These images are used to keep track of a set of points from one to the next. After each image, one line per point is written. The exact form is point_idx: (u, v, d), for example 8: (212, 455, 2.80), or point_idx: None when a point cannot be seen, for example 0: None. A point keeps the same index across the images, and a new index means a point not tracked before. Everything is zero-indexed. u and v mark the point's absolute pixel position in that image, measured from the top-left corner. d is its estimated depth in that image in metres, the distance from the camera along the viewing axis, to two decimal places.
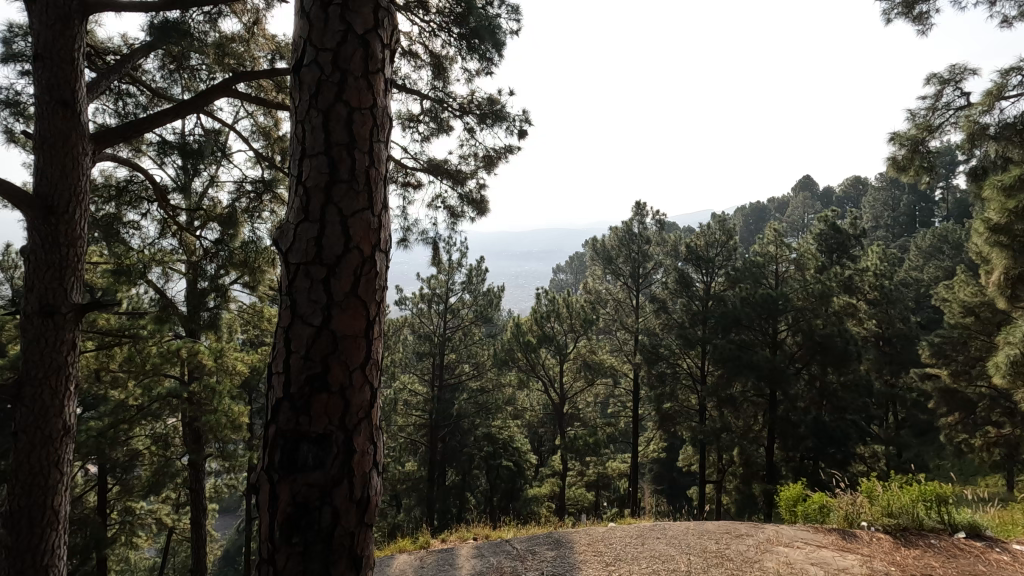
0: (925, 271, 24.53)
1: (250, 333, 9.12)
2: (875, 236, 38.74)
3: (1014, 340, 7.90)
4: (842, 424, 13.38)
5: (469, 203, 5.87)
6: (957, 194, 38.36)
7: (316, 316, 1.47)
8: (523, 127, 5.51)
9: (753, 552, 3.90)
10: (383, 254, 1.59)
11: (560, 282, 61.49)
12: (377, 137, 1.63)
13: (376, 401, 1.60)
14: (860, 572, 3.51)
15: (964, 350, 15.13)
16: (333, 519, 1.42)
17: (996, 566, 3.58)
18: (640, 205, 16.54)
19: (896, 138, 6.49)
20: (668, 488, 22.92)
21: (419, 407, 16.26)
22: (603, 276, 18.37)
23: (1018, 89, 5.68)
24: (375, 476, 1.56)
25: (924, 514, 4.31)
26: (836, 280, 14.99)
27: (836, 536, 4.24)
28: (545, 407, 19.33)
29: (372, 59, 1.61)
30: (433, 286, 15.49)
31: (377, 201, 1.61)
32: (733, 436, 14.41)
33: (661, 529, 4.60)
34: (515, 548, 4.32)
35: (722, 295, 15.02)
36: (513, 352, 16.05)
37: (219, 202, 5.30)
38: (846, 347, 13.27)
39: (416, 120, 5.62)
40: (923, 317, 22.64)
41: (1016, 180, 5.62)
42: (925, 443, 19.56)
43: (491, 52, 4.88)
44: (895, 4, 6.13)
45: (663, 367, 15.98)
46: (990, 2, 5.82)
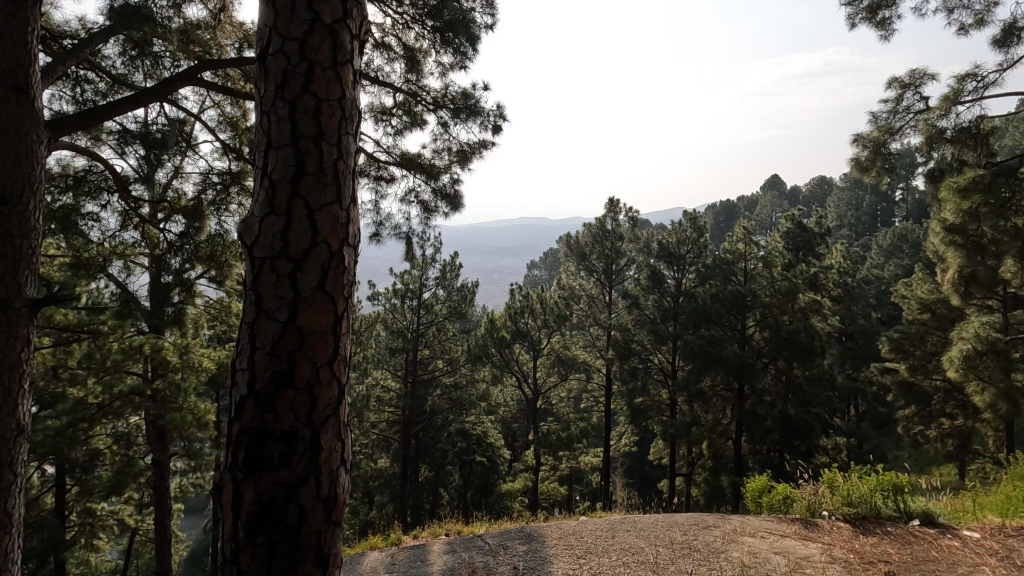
0: (885, 269, 25.39)
1: (217, 329, 8.92)
2: (839, 235, 39.96)
3: (967, 336, 8.32)
4: (807, 417, 13.75)
5: (443, 198, 5.84)
6: (916, 195, 39.84)
7: (281, 312, 1.44)
8: (498, 123, 5.51)
9: (719, 543, 3.99)
10: (351, 249, 1.58)
11: (534, 279, 61.95)
12: (346, 128, 1.60)
13: (344, 398, 1.58)
14: (822, 560, 3.63)
15: (920, 344, 15.76)
16: (299, 517, 1.40)
17: (948, 551, 3.74)
18: (613, 202, 16.75)
19: (859, 139, 6.70)
20: (639, 481, 23.35)
21: (391, 404, 16.22)
22: (577, 273, 18.51)
23: (973, 94, 5.92)
24: (343, 473, 1.54)
25: (881, 503, 4.49)
26: (801, 277, 15.39)
27: (799, 526, 4.36)
28: (519, 403, 19.44)
29: (340, 50, 1.58)
30: (406, 282, 15.46)
31: (346, 195, 1.59)
32: (702, 430, 14.74)
33: (632, 522, 4.66)
34: (486, 544, 4.32)
35: (693, 292, 15.28)
36: (487, 347, 16.27)
37: (184, 195, 5.17)
38: (811, 343, 13.66)
39: (388, 113, 5.57)
40: (882, 314, 23.55)
41: (970, 182, 5.93)
42: (884, 434, 20.31)
43: (465, 46, 4.86)
44: (859, 10, 6.31)
45: (635, 363, 16.22)
46: (948, 10, 6.05)
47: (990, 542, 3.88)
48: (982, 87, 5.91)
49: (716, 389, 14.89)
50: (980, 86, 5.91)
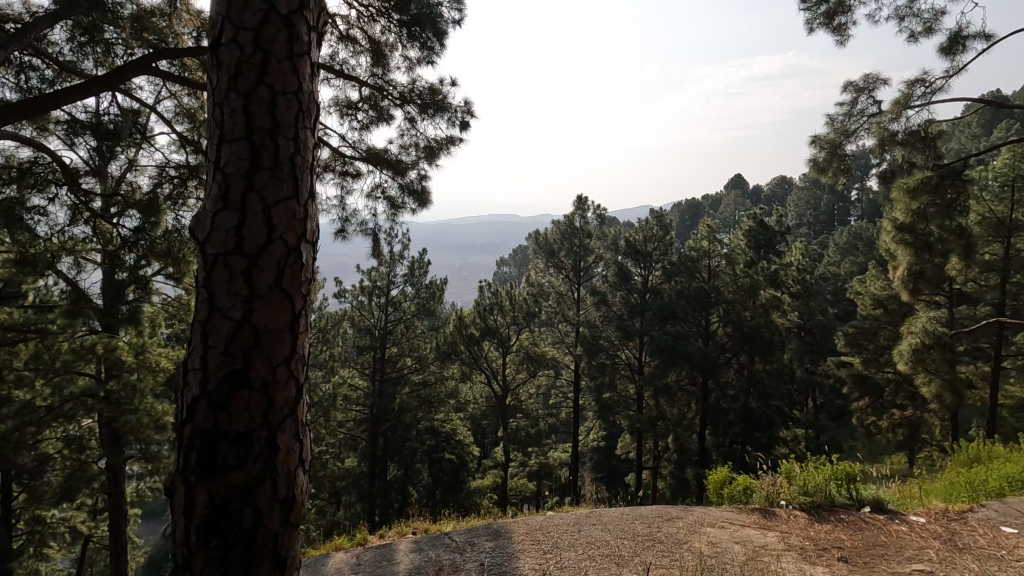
0: (841, 266, 26.33)
1: (175, 328, 8.64)
2: (798, 233, 41.19)
3: (916, 329, 8.86)
4: (767, 410, 14.24)
5: (410, 194, 5.77)
6: (870, 194, 41.42)
7: (236, 309, 1.40)
8: (465, 119, 5.49)
9: (682, 534, 4.09)
10: (308, 246, 1.54)
11: (503, 276, 61.98)
12: (304, 122, 1.56)
13: (302, 396, 1.55)
14: (779, 548, 3.75)
15: (873, 339, 16.48)
16: (254, 519, 1.37)
17: (895, 535, 3.93)
18: (582, 200, 16.94)
19: (817, 141, 6.92)
20: (608, 475, 23.71)
21: (359, 402, 16.04)
22: (545, 269, 18.60)
23: (922, 99, 6.19)
24: (301, 474, 1.51)
25: (835, 492, 4.67)
26: (762, 274, 15.84)
27: (758, 516, 4.49)
28: (488, 400, 19.43)
29: (297, 41, 1.54)
30: (374, 279, 15.38)
31: (303, 190, 1.55)
32: (668, 423, 15.02)
33: (597, 515, 4.72)
34: (454, 541, 4.30)
35: (659, 288, 15.57)
36: (455, 345, 16.24)
37: (139, 188, 4.98)
38: (771, 338, 14.10)
39: (354, 108, 5.47)
40: (838, 310, 24.48)
41: (919, 183, 6.22)
42: (840, 425, 21.11)
43: (431, 41, 4.82)
44: (817, 15, 6.50)
45: (603, 359, 16.43)
46: (900, 17, 6.30)
47: (934, 526, 4.09)
48: (930, 93, 6.19)
49: (681, 383, 15.20)
50: (929, 92, 6.19)
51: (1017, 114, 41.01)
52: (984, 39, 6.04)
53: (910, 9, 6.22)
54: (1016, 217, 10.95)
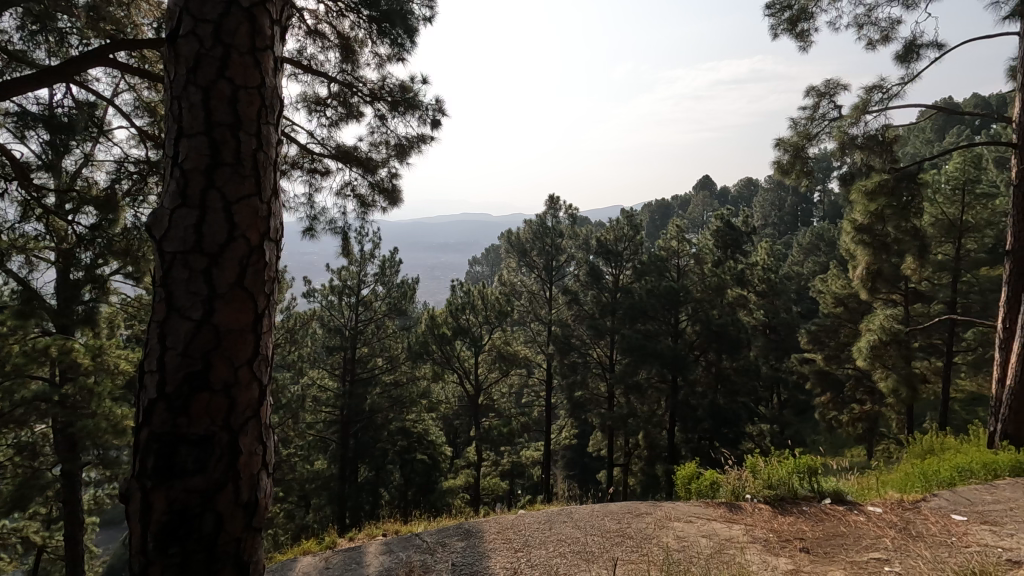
0: (804, 266, 27.14)
1: (134, 329, 8.35)
2: (763, 233, 42.27)
3: (873, 327, 9.50)
4: (735, 406, 14.92)
5: (380, 192, 5.70)
6: (832, 196, 42.78)
7: (196, 309, 1.36)
8: (437, 117, 5.46)
9: (651, 529, 4.15)
10: (272, 245, 1.51)
11: (476, 276, 61.88)
12: (267, 118, 1.53)
13: (266, 397, 1.51)
14: (744, 541, 3.84)
15: (834, 336, 17.02)
16: (216, 525, 1.34)
17: (854, 526, 4.07)
18: (554, 199, 17.05)
19: (781, 144, 7.10)
20: (580, 473, 23.94)
21: (329, 403, 15.84)
22: (517, 269, 18.64)
23: (879, 105, 6.43)
24: (264, 477, 1.48)
25: (797, 484, 4.81)
26: (729, 273, 16.23)
27: (724, 510, 4.59)
28: (460, 399, 19.39)
29: (260, 35, 1.51)
30: (344, 278, 15.25)
31: (266, 188, 1.52)
32: (639, 421, 15.22)
33: (568, 513, 4.75)
34: (424, 542, 4.27)
35: (629, 287, 15.79)
36: (427, 344, 16.17)
37: (96, 184, 4.79)
38: (738, 336, 14.76)
39: (323, 104, 5.38)
40: (803, 307, 25.26)
41: (877, 186, 6.45)
42: (804, 420, 21.75)
43: (402, 38, 4.77)
44: (781, 21, 6.68)
45: (575, 358, 16.56)
46: (859, 26, 6.53)
47: (890, 516, 4.25)
48: (887, 99, 6.44)
49: (651, 381, 15.42)
50: (885, 98, 6.44)
51: (968, 121, 42.98)
52: (936, 48, 6.32)
53: (868, 18, 6.46)
54: (966, 219, 11.47)
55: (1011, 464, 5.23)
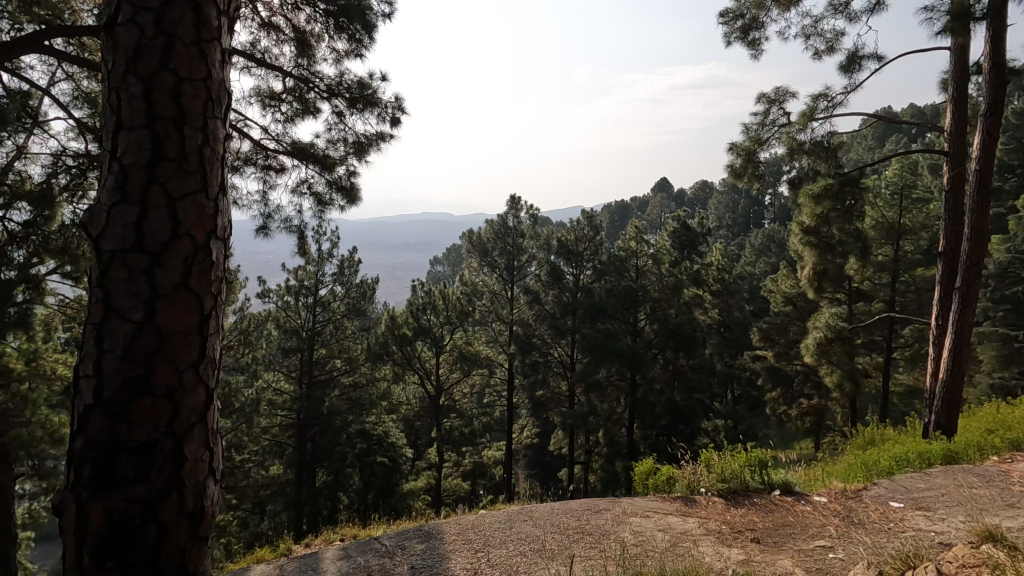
0: (756, 266, 28.20)
1: (72, 331, 7.90)
2: (717, 234, 43.71)
3: (819, 325, 9.99)
4: (690, 403, 15.30)
5: (338, 190, 5.58)
6: (782, 199, 44.55)
7: (136, 311, 1.30)
8: (396, 115, 5.40)
9: (609, 525, 4.22)
10: (219, 243, 1.46)
11: (437, 276, 61.30)
12: (213, 112, 1.47)
13: (212, 402, 1.46)
14: (698, 533, 3.95)
15: (784, 334, 17.71)
16: (158, 536, 1.28)
17: (801, 515, 4.24)
18: (515, 199, 17.13)
19: (734, 148, 7.34)
20: (541, 472, 24.14)
21: (285, 407, 15.46)
22: (479, 269, 18.62)
23: (824, 112, 6.73)
24: (211, 485, 1.43)
25: (749, 477, 4.99)
26: (686, 273, 16.70)
27: (679, 503, 4.71)
28: (421, 400, 19.22)
29: (205, 25, 1.45)
30: (301, 278, 14.94)
31: (213, 185, 1.46)
32: (599, 418, 15.47)
33: (528, 512, 4.76)
34: (383, 545, 4.21)
35: (589, 287, 16.03)
36: (387, 345, 15.97)
37: (30, 178, 4.51)
38: (693, 334, 15.15)
39: (277, 99, 5.23)
40: (755, 306, 26.21)
41: (823, 190, 6.76)
42: (755, 415, 22.57)
43: (360, 33, 4.69)
44: (734, 30, 6.91)
45: (536, 357, 16.65)
46: (806, 36, 6.82)
47: (834, 505, 4.46)
48: (831, 107, 6.76)
49: (611, 379, 15.64)
50: (830, 106, 6.75)
51: (905, 129, 45.57)
52: (877, 60, 6.65)
53: (815, 29, 6.75)
54: (903, 222, 12.15)
55: (942, 452, 5.57)
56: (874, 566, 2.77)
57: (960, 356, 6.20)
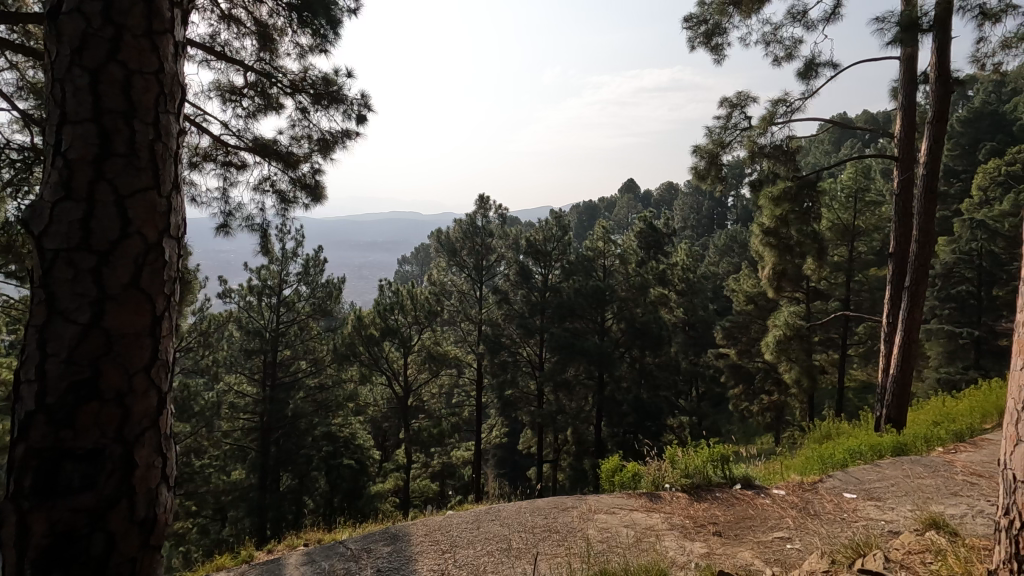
0: (719, 266, 28.92)
1: (16, 333, 7.50)
2: (682, 235, 44.67)
3: (779, 323, 10.59)
4: (656, 400, 15.56)
5: (302, 188, 5.47)
6: (743, 201, 45.75)
7: (82, 313, 1.25)
8: (362, 112, 5.32)
9: (576, 522, 4.25)
10: (172, 242, 1.41)
11: (405, 275, 60.72)
12: (166, 106, 1.43)
13: (166, 405, 1.42)
14: (662, 528, 4.03)
15: (746, 331, 18.22)
16: (107, 546, 1.23)
17: (761, 508, 4.37)
18: (483, 199, 17.10)
19: (697, 150, 7.50)
20: (510, 471, 24.20)
21: (247, 410, 15.06)
22: (447, 269, 18.52)
23: (783, 117, 6.94)
24: (164, 491, 1.39)
25: (711, 472, 5.11)
26: (652, 273, 16.98)
27: (645, 500, 4.78)
28: (388, 401, 18.99)
29: (157, 17, 1.41)
30: (264, 278, 14.58)
31: (166, 182, 1.42)
32: (567, 417, 15.59)
33: (495, 512, 4.76)
34: (349, 549, 4.14)
35: (557, 287, 16.16)
36: (354, 346, 15.72)
37: None
38: (660, 332, 15.63)
39: (238, 94, 5.09)
40: (718, 305, 26.87)
41: (781, 193, 6.98)
42: (719, 411, 23.14)
43: (324, 28, 4.60)
44: (698, 35, 7.05)
45: (505, 357, 16.63)
46: (767, 42, 7.02)
47: (792, 497, 4.60)
48: (790, 112, 6.97)
49: (579, 378, 15.76)
50: (789, 111, 6.97)
51: (859, 134, 47.46)
52: (832, 67, 6.90)
53: (775, 36, 6.94)
54: (858, 224, 12.63)
55: (893, 444, 5.81)
56: (827, 555, 2.87)
57: (909, 352, 6.48)
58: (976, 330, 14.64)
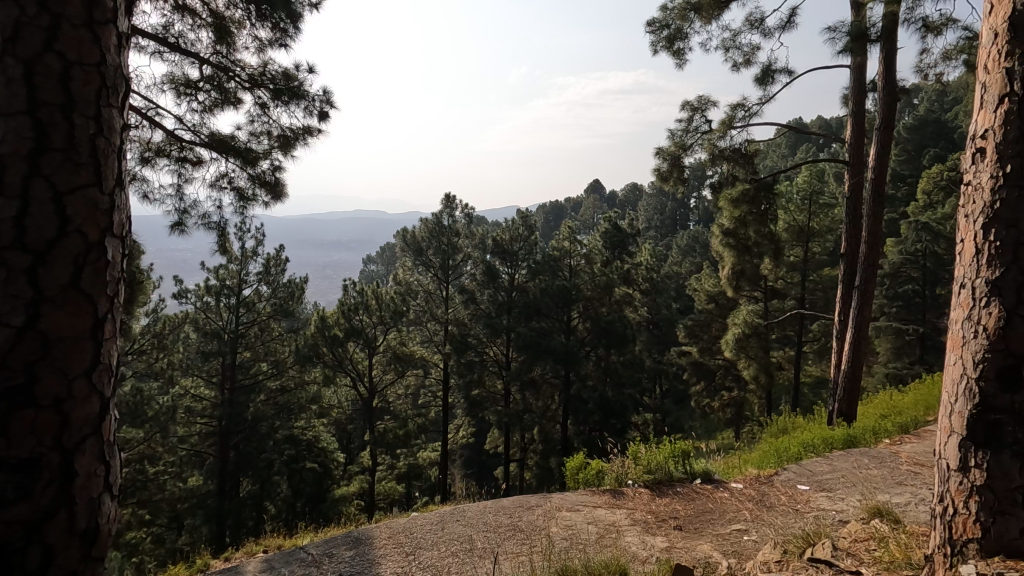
0: (682, 266, 29.57)
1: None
2: (647, 235, 45.52)
3: (738, 321, 11.05)
4: (621, 398, 15.80)
5: (261, 185, 5.33)
6: (705, 202, 46.88)
7: (16, 315, 1.17)
8: (324, 109, 5.23)
9: (541, 521, 4.27)
10: (115, 241, 1.36)
11: (370, 274, 59.79)
12: (109, 100, 1.38)
13: (109, 411, 1.36)
14: (625, 524, 4.10)
15: (707, 330, 18.69)
16: (44, 559, 1.17)
17: (720, 502, 4.48)
18: (449, 198, 17.01)
19: (660, 153, 7.65)
20: (477, 470, 24.20)
21: (205, 414, 14.60)
22: (413, 268, 18.36)
23: (741, 121, 7.15)
24: (106, 500, 1.34)
25: (672, 468, 5.22)
26: (617, 272, 17.22)
27: (609, 496, 4.85)
28: (353, 403, 18.71)
29: (99, 7, 1.36)
30: (222, 277, 14.21)
31: (110, 179, 1.37)
32: (534, 416, 15.67)
33: (460, 512, 4.74)
34: (310, 555, 4.06)
35: (524, 287, 16.23)
36: (317, 347, 15.37)
37: None
38: (624, 331, 15.68)
39: (193, 88, 4.93)
40: (681, 304, 27.49)
41: (740, 195, 7.21)
42: (681, 408, 23.66)
43: (285, 22, 4.51)
44: (660, 39, 7.19)
45: (471, 357, 16.59)
46: (726, 49, 7.21)
47: (749, 490, 4.75)
48: (748, 117, 7.19)
49: (545, 377, 15.83)
50: (747, 116, 7.18)
51: (814, 139, 49.35)
52: (787, 74, 7.15)
53: (733, 42, 7.12)
54: (812, 225, 13.10)
55: (843, 437, 6.06)
56: (780, 545, 2.97)
57: (859, 348, 6.76)
58: (921, 327, 15.39)
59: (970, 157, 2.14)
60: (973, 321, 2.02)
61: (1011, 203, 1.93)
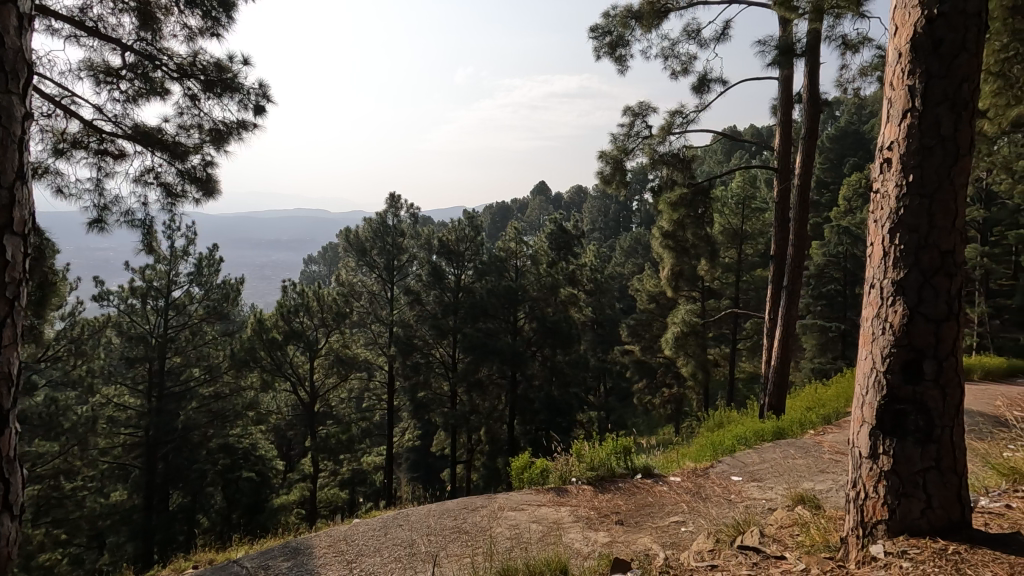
0: (625, 267, 30.34)
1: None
2: (592, 237, 46.39)
3: (677, 320, 11.46)
4: (566, 397, 16.03)
5: (191, 181, 5.05)
6: (648, 205, 48.29)
7: None
8: (260, 103, 5.03)
9: (486, 521, 4.27)
10: (16, 238, 1.26)
11: (312, 275, 57.81)
12: (6, 85, 1.26)
13: (9, 422, 1.25)
14: (568, 521, 4.16)
15: (648, 329, 19.25)
16: None
17: (658, 495, 4.64)
18: (394, 197, 16.74)
19: (603, 155, 7.80)
20: (423, 473, 23.87)
21: (130, 425, 13.71)
22: (356, 269, 17.91)
23: (678, 127, 7.41)
24: (8, 520, 1.23)
25: (614, 464, 5.34)
26: (562, 273, 17.45)
27: (553, 494, 4.91)
28: (293, 409, 18.04)
29: None
30: (150, 278, 13.62)
31: (8, 171, 1.26)
32: (480, 417, 15.64)
33: (404, 517, 4.66)
34: (244, 568, 3.89)
35: (470, 287, 16.19)
36: (254, 351, 14.68)
37: None
38: (569, 331, 15.95)
39: (115, 75, 4.61)
40: (624, 304, 28.16)
41: (678, 198, 7.46)
42: (625, 405, 24.26)
43: (216, 11, 4.30)
44: (603, 44, 7.34)
45: (417, 359, 16.37)
46: (666, 56, 7.45)
47: (687, 483, 4.93)
48: (685, 123, 7.45)
49: (491, 377, 15.83)
50: (684, 122, 7.44)
51: (748, 146, 51.75)
52: (721, 84, 7.47)
53: (672, 51, 7.38)
54: (745, 228, 13.78)
55: (773, 429, 6.40)
56: (713, 535, 3.10)
57: (787, 344, 7.16)
58: (843, 324, 16.45)
59: (878, 168, 2.31)
60: (880, 319, 2.18)
61: (915, 210, 2.10)
